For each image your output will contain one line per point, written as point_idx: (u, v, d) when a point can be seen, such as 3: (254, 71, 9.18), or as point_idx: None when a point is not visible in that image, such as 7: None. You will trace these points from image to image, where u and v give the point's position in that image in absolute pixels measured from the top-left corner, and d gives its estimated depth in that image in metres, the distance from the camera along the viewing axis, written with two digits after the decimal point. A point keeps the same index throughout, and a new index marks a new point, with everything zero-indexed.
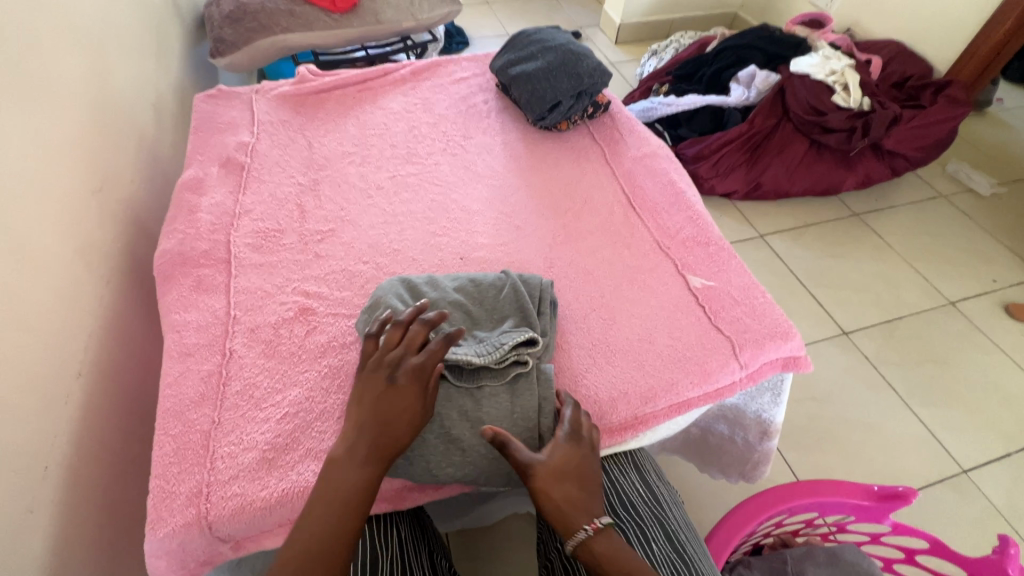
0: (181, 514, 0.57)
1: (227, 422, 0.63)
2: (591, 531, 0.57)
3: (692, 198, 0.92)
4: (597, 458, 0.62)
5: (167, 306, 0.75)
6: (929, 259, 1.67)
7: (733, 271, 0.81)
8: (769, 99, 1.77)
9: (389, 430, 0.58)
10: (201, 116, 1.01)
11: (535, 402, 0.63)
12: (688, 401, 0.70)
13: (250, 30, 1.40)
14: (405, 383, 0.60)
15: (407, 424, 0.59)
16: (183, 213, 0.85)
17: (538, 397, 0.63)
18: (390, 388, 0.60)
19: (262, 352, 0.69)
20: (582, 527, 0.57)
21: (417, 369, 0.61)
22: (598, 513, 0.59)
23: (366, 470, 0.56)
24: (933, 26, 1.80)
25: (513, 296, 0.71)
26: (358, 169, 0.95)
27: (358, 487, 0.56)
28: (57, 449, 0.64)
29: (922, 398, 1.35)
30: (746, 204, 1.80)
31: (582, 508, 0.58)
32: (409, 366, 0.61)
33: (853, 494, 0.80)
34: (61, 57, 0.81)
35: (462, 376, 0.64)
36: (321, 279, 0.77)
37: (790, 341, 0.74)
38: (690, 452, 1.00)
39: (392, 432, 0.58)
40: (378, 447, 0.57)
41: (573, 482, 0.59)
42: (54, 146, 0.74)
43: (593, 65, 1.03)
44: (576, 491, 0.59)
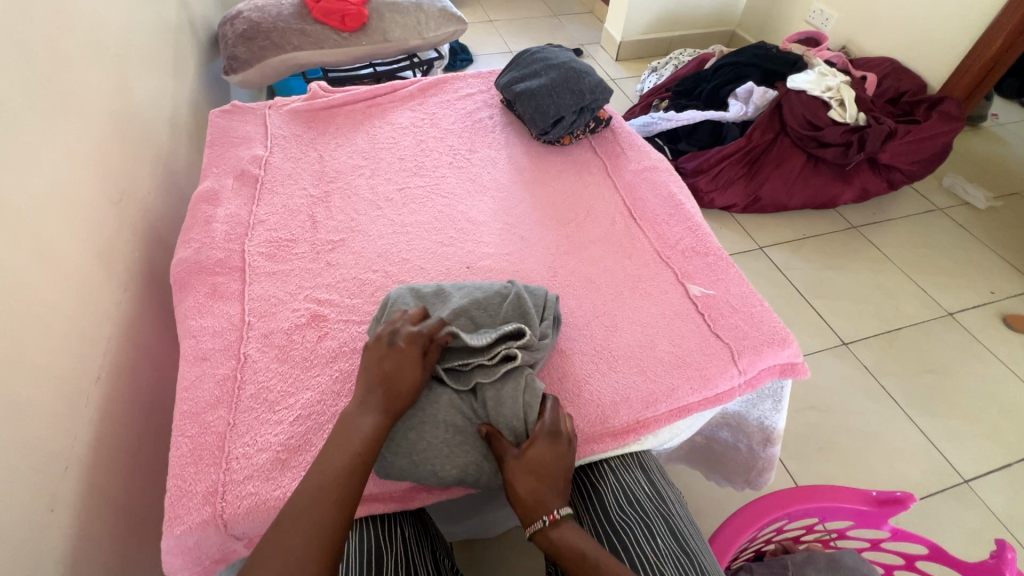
0: (197, 513, 0.58)
1: (241, 424, 0.65)
2: (547, 522, 0.59)
3: (691, 209, 0.94)
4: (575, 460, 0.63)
5: (183, 312, 0.77)
6: (927, 270, 1.69)
7: (732, 280, 0.84)
8: (767, 115, 1.81)
9: (395, 391, 0.62)
10: (216, 131, 1.05)
11: (522, 394, 0.64)
12: (689, 406, 0.72)
13: (262, 48, 1.45)
14: (404, 344, 0.64)
15: (411, 385, 0.63)
16: (199, 223, 0.88)
17: (526, 387, 0.65)
18: (392, 348, 0.64)
19: (275, 357, 0.71)
20: (539, 519, 0.60)
21: (416, 334, 0.65)
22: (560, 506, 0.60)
23: (375, 422, 0.60)
24: (926, 44, 1.85)
25: (515, 301, 0.72)
26: (368, 181, 0.98)
27: (367, 436, 0.59)
28: (76, 450, 0.66)
29: (922, 408, 1.36)
30: (745, 217, 1.83)
31: (544, 502, 0.60)
32: (407, 332, 0.65)
33: (853, 499, 0.81)
34: (85, 74, 0.85)
35: (459, 380, 0.67)
36: (332, 286, 0.80)
37: (787, 348, 0.76)
38: (695, 459, 1.01)
39: (398, 393, 0.62)
40: (386, 403, 0.61)
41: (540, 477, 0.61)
42: (77, 159, 0.78)
43: (595, 82, 1.07)
44: (541, 487, 0.60)
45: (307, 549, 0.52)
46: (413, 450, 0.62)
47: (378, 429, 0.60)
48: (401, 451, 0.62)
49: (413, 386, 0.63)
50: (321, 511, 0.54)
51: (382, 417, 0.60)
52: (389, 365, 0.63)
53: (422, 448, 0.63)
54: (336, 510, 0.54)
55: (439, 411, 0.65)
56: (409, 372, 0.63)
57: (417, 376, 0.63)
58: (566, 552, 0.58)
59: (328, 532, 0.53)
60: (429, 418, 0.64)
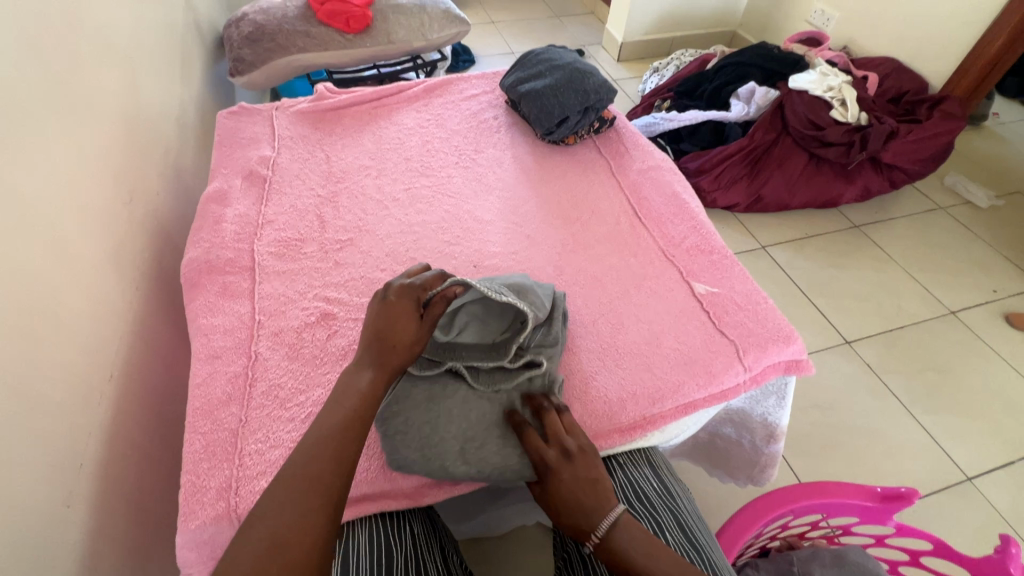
0: (212, 508, 0.59)
1: (254, 421, 0.66)
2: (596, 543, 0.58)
3: (696, 208, 0.95)
4: (578, 471, 0.61)
5: (194, 311, 0.78)
6: (929, 269, 1.70)
7: (736, 278, 0.84)
8: (769, 115, 1.82)
9: (390, 343, 0.63)
10: (224, 132, 1.06)
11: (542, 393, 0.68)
12: (695, 403, 0.73)
13: (268, 50, 1.46)
14: (393, 299, 0.66)
15: (406, 333, 0.64)
16: (208, 223, 0.89)
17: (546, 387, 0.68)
18: (383, 304, 0.66)
19: (286, 355, 0.72)
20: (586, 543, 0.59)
21: (407, 289, 0.67)
22: (594, 526, 0.58)
23: (373, 377, 0.61)
24: (927, 44, 1.86)
25: (526, 291, 0.73)
26: (374, 181, 0.99)
27: (366, 391, 0.60)
28: (91, 447, 0.66)
29: (925, 406, 1.36)
30: (748, 216, 1.84)
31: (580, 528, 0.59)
32: (399, 286, 0.68)
33: (857, 495, 0.82)
34: (95, 75, 0.86)
35: (479, 378, 0.68)
36: (341, 285, 0.81)
37: (792, 345, 0.77)
38: (698, 455, 1.02)
39: (394, 346, 0.63)
40: (379, 356, 0.62)
41: (579, 496, 0.59)
42: (89, 158, 0.79)
43: (599, 82, 1.08)
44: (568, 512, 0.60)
45: (307, 503, 0.52)
46: (426, 446, 0.64)
47: (376, 383, 0.61)
48: (413, 442, 0.64)
49: (409, 340, 0.64)
50: (321, 466, 0.54)
51: (377, 371, 0.61)
52: (387, 320, 0.64)
53: (434, 443, 0.64)
54: (335, 465, 0.54)
55: (453, 408, 0.66)
56: (408, 329, 0.64)
57: (416, 333, 0.64)
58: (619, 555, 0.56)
59: (323, 487, 0.53)
60: (443, 414, 0.65)
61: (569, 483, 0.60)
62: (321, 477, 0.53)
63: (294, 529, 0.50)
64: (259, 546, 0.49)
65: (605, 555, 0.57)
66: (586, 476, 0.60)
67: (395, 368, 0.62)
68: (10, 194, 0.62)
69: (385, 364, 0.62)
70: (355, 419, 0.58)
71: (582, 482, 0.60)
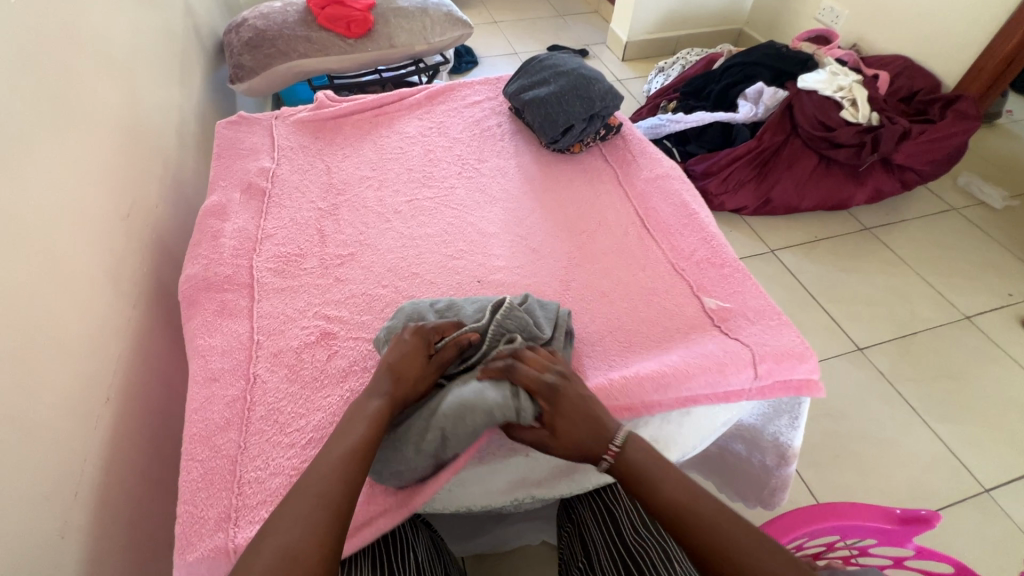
0: (210, 540, 0.57)
1: (252, 447, 0.64)
2: (612, 457, 0.58)
3: (706, 218, 0.92)
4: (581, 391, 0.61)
5: (192, 330, 0.76)
6: (942, 272, 1.66)
7: (748, 292, 0.82)
8: (778, 115, 1.78)
9: (396, 376, 0.62)
10: (222, 143, 1.04)
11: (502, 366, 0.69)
12: (695, 397, 0.69)
13: (268, 56, 1.44)
14: (410, 338, 0.65)
15: (413, 369, 0.63)
16: (207, 238, 0.87)
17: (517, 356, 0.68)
18: (399, 343, 0.65)
19: (285, 377, 0.70)
20: (604, 456, 0.58)
21: (422, 329, 0.66)
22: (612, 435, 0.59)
23: (381, 404, 0.60)
24: (940, 40, 1.81)
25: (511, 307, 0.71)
26: (376, 193, 0.97)
27: (372, 418, 0.58)
28: (86, 475, 0.65)
29: (940, 414, 1.33)
30: (756, 219, 1.80)
31: (596, 440, 0.58)
32: (415, 326, 0.67)
33: (874, 517, 0.79)
34: (93, 88, 0.84)
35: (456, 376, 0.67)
36: (341, 303, 0.79)
37: (803, 363, 0.73)
38: (709, 470, 0.99)
39: (400, 378, 0.62)
40: (387, 387, 0.61)
41: (586, 406, 0.60)
42: (87, 174, 0.77)
43: (605, 89, 1.05)
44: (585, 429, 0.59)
45: (314, 517, 0.50)
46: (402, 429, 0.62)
47: (383, 412, 0.59)
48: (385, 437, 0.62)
49: (415, 377, 0.63)
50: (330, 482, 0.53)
51: (385, 400, 0.60)
52: (396, 357, 0.63)
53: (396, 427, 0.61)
54: (341, 480, 0.53)
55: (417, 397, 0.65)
56: (414, 363, 0.63)
57: (421, 369, 0.64)
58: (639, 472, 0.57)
59: (333, 504, 0.52)
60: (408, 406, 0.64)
61: (575, 397, 0.60)
62: (330, 492, 0.52)
63: (303, 543, 0.49)
64: (269, 565, 0.47)
65: (622, 468, 0.58)
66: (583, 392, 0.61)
67: (399, 397, 0.61)
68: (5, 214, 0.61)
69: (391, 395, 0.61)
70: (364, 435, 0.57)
71: (580, 397, 0.60)
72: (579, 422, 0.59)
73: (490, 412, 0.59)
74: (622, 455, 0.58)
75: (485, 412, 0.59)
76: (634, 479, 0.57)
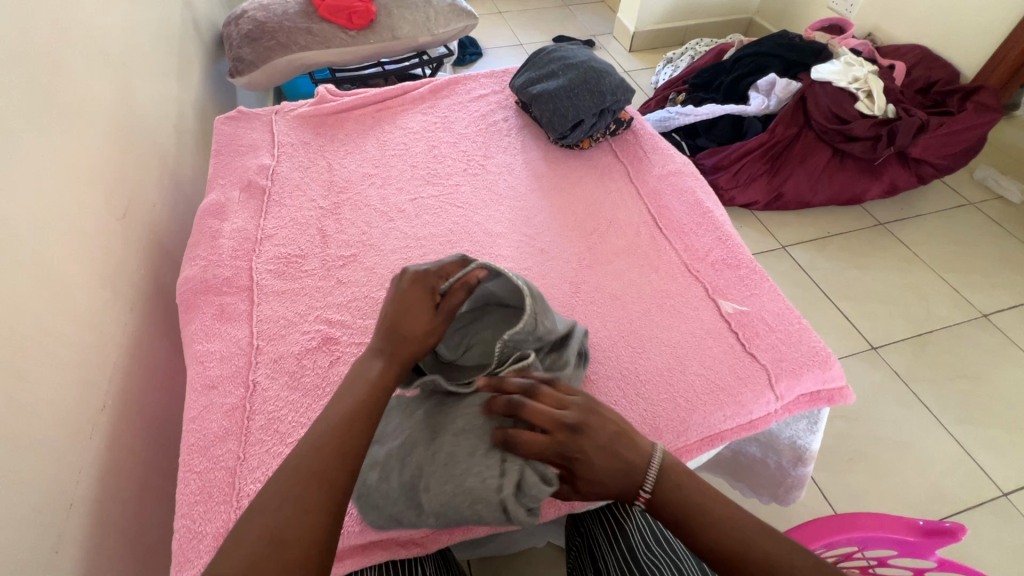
0: (208, 556, 0.56)
1: (252, 458, 0.62)
2: (645, 502, 0.55)
3: (720, 216, 0.89)
4: (596, 447, 0.54)
5: (190, 335, 0.74)
6: (959, 268, 1.62)
7: (766, 295, 0.79)
8: (791, 108, 1.73)
9: (401, 330, 0.60)
10: (221, 139, 1.01)
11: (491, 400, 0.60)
12: (720, 434, 0.68)
13: (268, 49, 1.40)
14: (408, 287, 0.63)
15: (418, 326, 0.60)
16: (205, 239, 0.84)
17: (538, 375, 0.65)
18: (395, 292, 0.63)
19: (286, 384, 0.68)
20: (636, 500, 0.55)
21: (421, 277, 0.64)
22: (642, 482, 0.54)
23: (386, 367, 0.58)
24: (959, 29, 1.75)
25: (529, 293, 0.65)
26: (379, 191, 0.94)
27: (375, 381, 0.56)
28: (82, 486, 0.63)
29: (957, 416, 1.30)
30: (767, 214, 1.76)
31: (624, 491, 0.55)
32: (411, 274, 0.65)
33: (896, 529, 0.76)
34: (87, 83, 0.81)
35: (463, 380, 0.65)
36: (343, 306, 0.76)
37: (828, 370, 0.72)
38: (720, 470, 0.94)
39: (404, 336, 0.59)
40: (390, 346, 0.59)
41: (606, 463, 0.54)
42: (79, 172, 0.74)
43: (616, 82, 1.01)
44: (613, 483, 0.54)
45: (304, 500, 0.47)
46: (412, 489, 0.57)
47: (387, 374, 0.57)
48: (378, 504, 0.57)
49: (422, 330, 0.60)
50: (316, 462, 0.50)
51: (390, 362, 0.58)
52: (402, 311, 0.61)
53: (393, 503, 0.57)
54: (329, 459, 0.50)
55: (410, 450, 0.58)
56: (420, 321, 0.61)
57: (427, 325, 0.61)
58: (680, 509, 0.54)
59: (323, 483, 0.49)
60: (398, 459, 0.58)
61: (594, 459, 0.54)
62: (319, 472, 0.49)
63: (290, 523, 0.46)
64: (254, 549, 0.45)
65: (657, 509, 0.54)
66: (608, 438, 0.55)
67: (401, 357, 0.59)
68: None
69: (395, 352, 0.59)
70: (352, 417, 0.53)
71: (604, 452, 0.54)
72: (603, 478, 0.54)
73: (510, 481, 0.55)
74: (656, 499, 0.54)
75: (505, 480, 0.55)
76: (670, 508, 0.54)
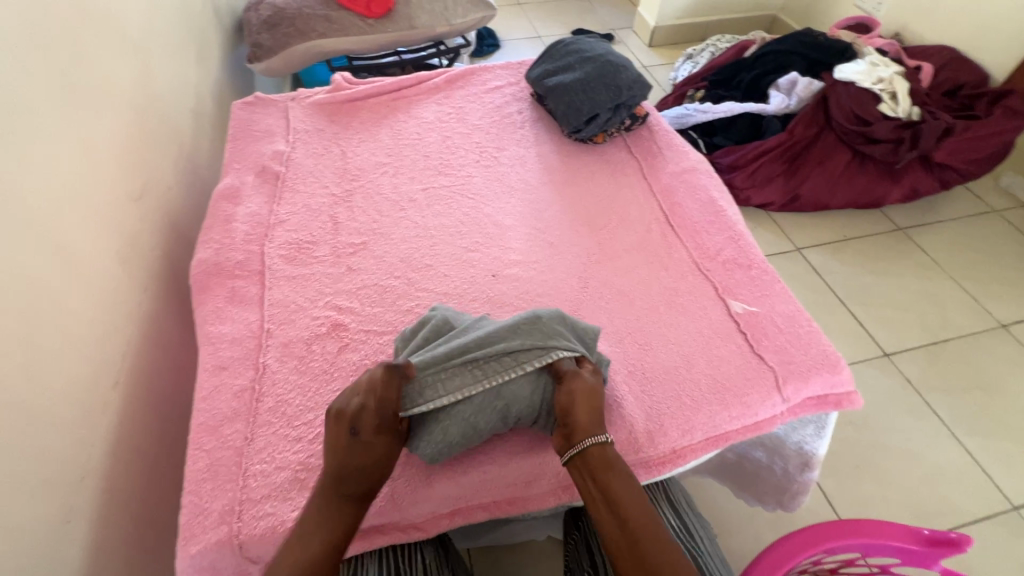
0: (214, 532, 0.57)
1: (259, 439, 0.63)
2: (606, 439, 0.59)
3: (733, 216, 0.88)
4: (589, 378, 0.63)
5: (202, 317, 0.75)
6: (980, 278, 1.58)
7: (778, 296, 0.78)
8: (812, 107, 1.70)
9: (367, 475, 0.56)
10: (238, 124, 1.02)
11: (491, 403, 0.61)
12: (726, 434, 0.68)
13: (287, 35, 1.40)
14: (371, 437, 0.57)
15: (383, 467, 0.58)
16: (219, 222, 0.85)
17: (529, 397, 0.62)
18: (357, 441, 0.57)
19: (294, 368, 0.69)
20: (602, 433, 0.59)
21: (380, 424, 0.58)
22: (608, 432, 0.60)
23: (347, 509, 0.55)
24: (990, 30, 1.69)
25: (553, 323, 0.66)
26: (391, 179, 0.94)
27: (336, 516, 0.54)
28: (93, 459, 0.64)
29: (969, 426, 1.27)
30: (783, 216, 1.73)
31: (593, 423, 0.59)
32: (370, 419, 0.58)
33: (901, 537, 0.76)
34: (108, 66, 0.83)
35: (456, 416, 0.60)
36: (352, 293, 0.77)
37: (837, 375, 0.71)
38: (723, 474, 0.93)
39: (369, 477, 0.57)
40: (351, 487, 0.55)
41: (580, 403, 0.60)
42: (98, 154, 0.76)
43: (633, 77, 1.00)
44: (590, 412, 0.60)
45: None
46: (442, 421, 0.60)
47: (351, 509, 0.55)
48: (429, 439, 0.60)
49: (380, 464, 0.58)
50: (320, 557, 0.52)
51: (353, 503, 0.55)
52: (342, 455, 0.56)
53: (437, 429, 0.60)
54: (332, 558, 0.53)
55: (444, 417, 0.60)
56: (367, 454, 0.57)
57: (378, 452, 0.58)
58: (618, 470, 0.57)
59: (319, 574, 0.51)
60: (441, 420, 0.60)
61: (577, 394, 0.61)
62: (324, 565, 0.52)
63: None
64: None
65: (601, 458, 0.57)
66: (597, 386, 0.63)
67: (361, 494, 0.56)
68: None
69: (360, 495, 0.56)
70: (331, 529, 0.54)
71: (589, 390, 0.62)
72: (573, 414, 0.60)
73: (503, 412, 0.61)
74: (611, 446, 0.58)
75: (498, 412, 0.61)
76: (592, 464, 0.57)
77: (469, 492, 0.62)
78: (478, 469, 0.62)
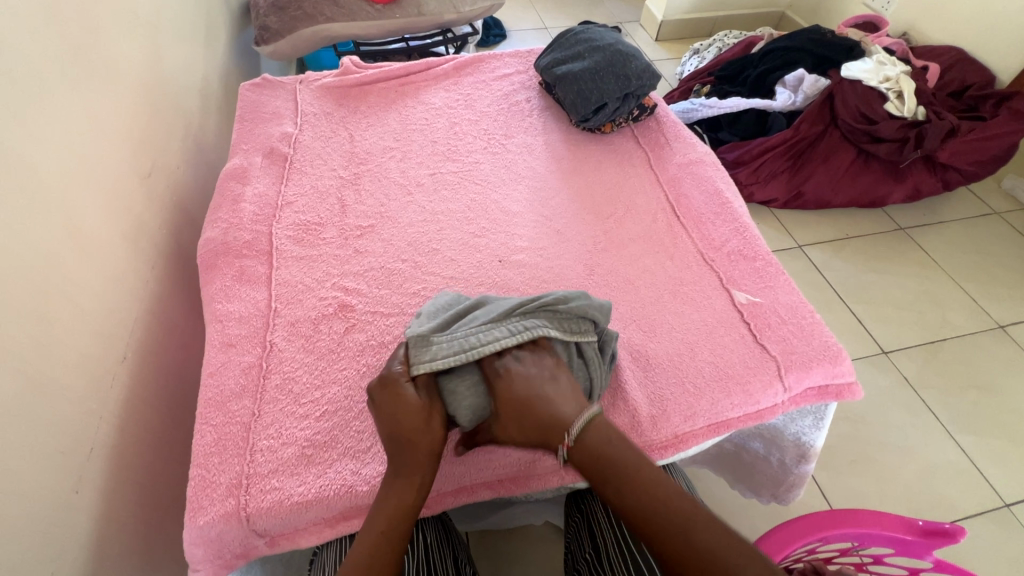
0: (221, 504, 0.57)
1: (266, 415, 0.64)
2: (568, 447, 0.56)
3: (739, 209, 0.88)
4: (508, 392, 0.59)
5: (210, 295, 0.76)
6: (980, 279, 1.59)
7: (781, 288, 0.78)
8: (818, 105, 1.69)
9: (407, 438, 0.56)
10: (246, 105, 1.02)
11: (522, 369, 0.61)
12: (727, 421, 0.68)
13: (295, 18, 1.39)
14: (383, 404, 0.58)
15: (414, 422, 0.57)
16: (228, 202, 0.85)
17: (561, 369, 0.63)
18: (378, 412, 0.58)
19: (302, 347, 0.70)
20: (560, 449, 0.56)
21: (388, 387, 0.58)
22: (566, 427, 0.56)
23: (408, 474, 0.55)
24: (998, 31, 1.69)
25: (598, 310, 0.67)
26: (398, 164, 0.95)
27: (400, 480, 0.55)
28: (102, 431, 0.65)
29: (964, 425, 1.29)
30: (786, 213, 1.74)
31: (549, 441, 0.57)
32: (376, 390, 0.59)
33: (895, 528, 0.77)
34: (117, 43, 0.82)
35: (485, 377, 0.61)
36: (359, 275, 0.78)
37: (838, 366, 0.71)
38: (721, 465, 0.95)
39: (408, 436, 0.56)
40: (401, 451, 0.56)
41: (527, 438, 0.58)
42: (107, 130, 0.76)
43: (642, 66, 1.00)
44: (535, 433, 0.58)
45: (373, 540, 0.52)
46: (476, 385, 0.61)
47: (413, 471, 0.55)
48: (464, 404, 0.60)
49: (413, 422, 0.56)
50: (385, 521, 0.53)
51: (412, 467, 0.55)
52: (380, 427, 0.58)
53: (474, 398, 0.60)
54: (401, 521, 0.53)
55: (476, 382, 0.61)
56: (390, 418, 0.57)
57: (393, 413, 0.57)
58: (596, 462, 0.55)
59: (393, 538, 0.53)
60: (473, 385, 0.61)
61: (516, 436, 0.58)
62: (394, 529, 0.53)
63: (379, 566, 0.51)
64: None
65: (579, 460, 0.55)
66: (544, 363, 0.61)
67: (412, 454, 0.55)
68: (12, 160, 0.58)
69: (412, 454, 0.55)
70: (397, 494, 0.54)
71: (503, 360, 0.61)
72: (530, 408, 0.57)
73: None
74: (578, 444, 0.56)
75: None
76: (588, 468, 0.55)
77: (473, 471, 0.63)
78: (482, 448, 0.63)
